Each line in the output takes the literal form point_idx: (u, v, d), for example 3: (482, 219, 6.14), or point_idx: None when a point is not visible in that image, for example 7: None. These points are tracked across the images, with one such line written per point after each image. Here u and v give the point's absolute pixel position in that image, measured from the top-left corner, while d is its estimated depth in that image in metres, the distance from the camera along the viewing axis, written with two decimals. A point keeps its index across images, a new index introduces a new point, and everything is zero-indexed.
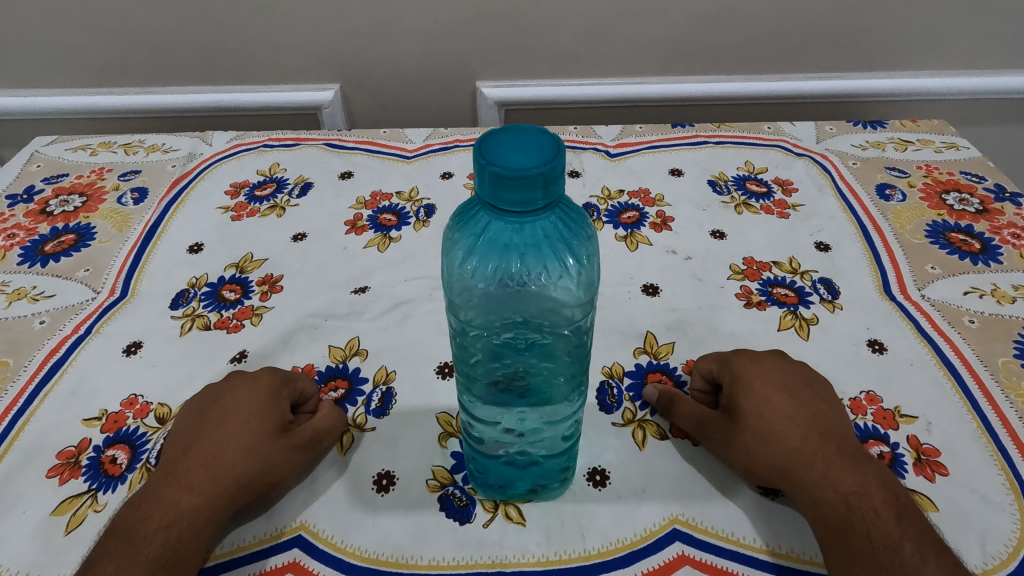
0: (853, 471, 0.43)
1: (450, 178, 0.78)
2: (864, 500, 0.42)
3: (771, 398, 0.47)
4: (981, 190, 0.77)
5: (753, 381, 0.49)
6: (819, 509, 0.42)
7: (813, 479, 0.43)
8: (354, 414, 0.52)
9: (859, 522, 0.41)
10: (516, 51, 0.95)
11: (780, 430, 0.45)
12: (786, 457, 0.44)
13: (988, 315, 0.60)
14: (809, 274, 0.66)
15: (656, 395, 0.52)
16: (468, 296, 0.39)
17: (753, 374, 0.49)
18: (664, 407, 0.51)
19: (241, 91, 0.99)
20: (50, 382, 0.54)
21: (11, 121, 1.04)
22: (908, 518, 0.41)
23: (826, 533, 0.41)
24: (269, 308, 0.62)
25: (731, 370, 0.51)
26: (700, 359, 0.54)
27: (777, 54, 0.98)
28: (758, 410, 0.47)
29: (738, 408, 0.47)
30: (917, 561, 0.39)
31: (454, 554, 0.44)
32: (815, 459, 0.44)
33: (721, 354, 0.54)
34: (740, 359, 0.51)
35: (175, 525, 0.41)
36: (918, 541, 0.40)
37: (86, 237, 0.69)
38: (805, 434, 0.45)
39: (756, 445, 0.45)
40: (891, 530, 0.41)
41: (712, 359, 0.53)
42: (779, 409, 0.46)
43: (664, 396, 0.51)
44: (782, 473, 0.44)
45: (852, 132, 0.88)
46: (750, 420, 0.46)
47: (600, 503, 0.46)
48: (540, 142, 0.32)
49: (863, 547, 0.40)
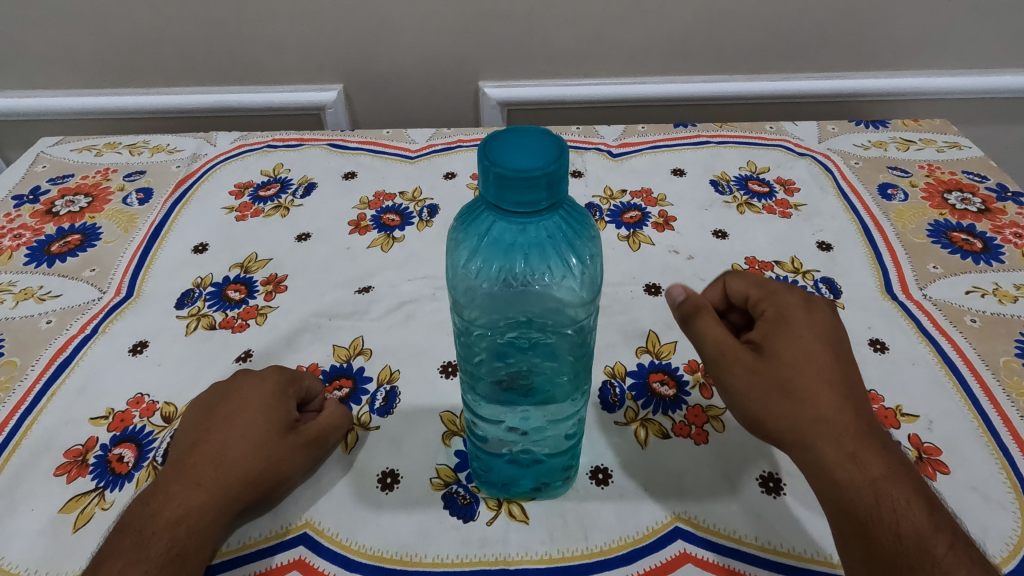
0: (884, 454, 0.40)
1: (453, 178, 0.79)
2: (894, 488, 0.39)
3: (810, 355, 0.43)
4: (983, 189, 0.77)
5: (794, 332, 0.44)
6: (843, 493, 0.40)
7: (841, 459, 0.40)
8: (358, 413, 0.53)
9: (886, 513, 0.38)
10: (518, 52, 0.96)
11: (815, 394, 0.42)
12: (816, 428, 0.41)
13: (990, 315, 0.60)
14: (811, 274, 0.66)
15: (681, 300, 0.48)
16: (472, 295, 0.39)
17: (797, 323, 0.45)
18: (686, 314, 0.48)
19: (245, 91, 0.99)
20: (58, 381, 0.54)
21: (17, 121, 1.04)
22: (940, 513, 0.38)
23: (847, 521, 0.39)
24: (273, 308, 0.62)
25: (775, 307, 0.46)
26: (736, 278, 0.50)
27: (779, 54, 0.98)
28: (795, 363, 0.43)
29: (773, 355, 0.43)
30: (948, 561, 0.36)
31: (457, 551, 0.44)
32: (846, 435, 0.41)
33: (762, 280, 0.49)
34: (784, 297, 0.47)
35: (183, 523, 0.41)
36: (950, 540, 0.37)
37: (92, 237, 0.70)
38: (841, 405, 0.42)
39: (782, 407, 0.42)
40: (921, 524, 0.38)
41: (751, 283, 0.49)
42: (815, 367, 0.43)
43: (689, 303, 0.48)
44: (808, 443, 0.41)
45: (854, 132, 0.88)
46: (784, 373, 0.43)
47: (603, 501, 0.47)
48: (543, 142, 0.32)
49: (887, 540, 0.37)
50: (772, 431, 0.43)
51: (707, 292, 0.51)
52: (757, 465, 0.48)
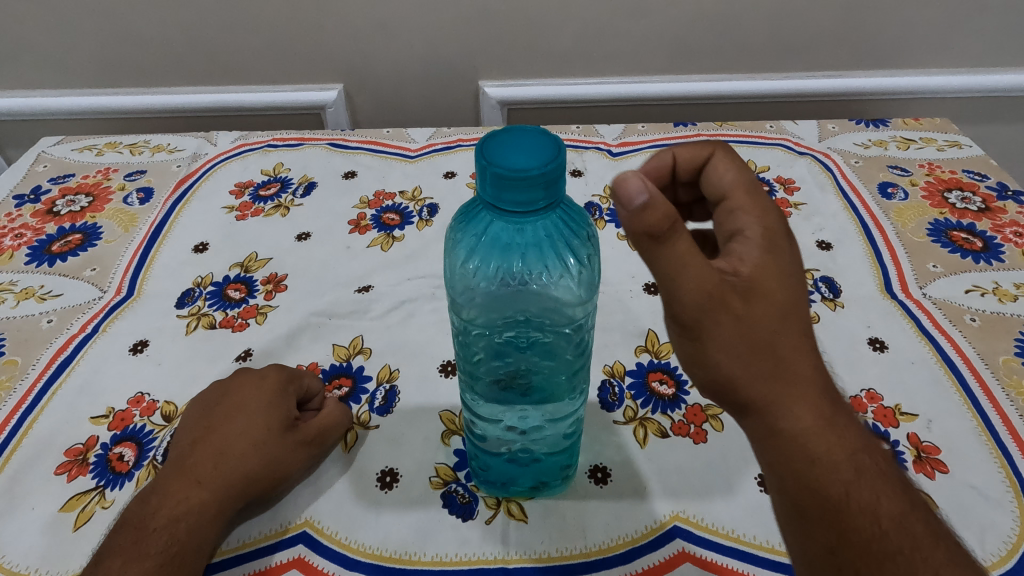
0: (855, 423, 0.36)
1: (452, 177, 0.79)
2: (869, 463, 0.35)
3: (795, 301, 0.36)
4: (983, 188, 0.77)
5: (782, 268, 0.36)
6: (818, 471, 0.34)
7: (822, 431, 0.34)
8: (358, 412, 0.53)
9: (865, 491, 0.34)
10: (518, 51, 0.96)
11: (798, 352, 0.35)
12: (797, 392, 0.35)
13: (990, 314, 0.60)
14: (811, 273, 0.66)
15: (647, 204, 0.31)
16: (471, 296, 0.39)
17: (784, 257, 0.37)
18: (652, 225, 0.31)
19: (245, 91, 1.00)
20: (58, 380, 0.55)
21: (18, 121, 1.05)
22: (910, 490, 0.35)
23: (821, 505, 0.34)
24: (273, 307, 0.62)
25: (762, 228, 0.37)
26: (726, 163, 0.41)
27: (779, 53, 0.98)
28: (781, 311, 0.35)
29: (762, 297, 0.35)
30: (928, 548, 0.33)
31: (456, 550, 0.44)
32: (826, 401, 0.35)
33: (751, 182, 0.40)
34: (771, 218, 0.38)
35: (183, 521, 0.41)
36: (925, 519, 0.34)
37: (93, 237, 0.70)
38: (819, 365, 0.36)
39: (766, 366, 0.34)
40: (898, 505, 0.34)
41: (738, 180, 0.40)
42: (798, 319, 0.35)
43: (658, 210, 0.31)
44: (787, 409, 0.34)
45: (854, 131, 0.88)
46: (770, 322, 0.34)
47: (601, 500, 0.47)
48: (539, 142, 0.32)
49: (865, 524, 0.33)
50: (746, 395, 0.35)
51: (679, 154, 0.43)
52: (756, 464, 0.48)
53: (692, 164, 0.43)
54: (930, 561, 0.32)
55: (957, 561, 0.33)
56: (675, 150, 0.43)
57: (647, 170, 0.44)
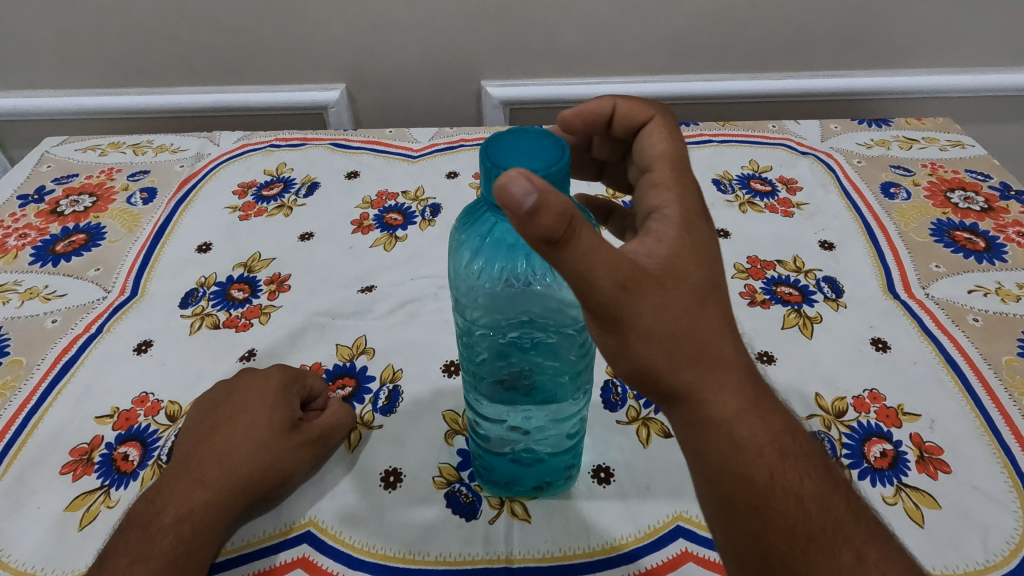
0: (776, 405, 0.36)
1: (455, 177, 0.79)
2: (791, 444, 0.35)
3: (713, 284, 0.35)
4: (986, 188, 0.77)
5: (701, 250, 0.35)
6: (743, 457, 0.34)
7: (746, 416, 0.34)
8: (361, 411, 0.53)
9: (789, 474, 0.34)
10: (520, 51, 0.96)
11: (720, 337, 0.34)
12: (718, 379, 0.34)
13: (992, 314, 0.60)
14: (813, 273, 0.66)
15: (536, 206, 0.28)
16: (475, 296, 0.39)
17: (704, 239, 0.36)
18: (546, 229, 0.28)
19: (248, 91, 1.00)
20: (63, 380, 0.55)
21: (22, 121, 1.05)
22: (829, 468, 0.36)
23: (745, 492, 0.34)
24: (277, 307, 0.62)
25: (682, 210, 0.37)
26: (660, 133, 0.42)
27: (781, 52, 0.98)
28: (701, 296, 0.34)
29: (682, 282, 0.34)
30: (848, 525, 0.34)
31: (460, 550, 0.44)
32: (748, 385, 0.35)
33: (678, 157, 0.41)
34: (690, 198, 0.38)
35: (187, 520, 0.41)
36: (844, 496, 0.35)
37: (96, 237, 0.70)
38: (739, 349, 0.36)
39: (689, 354, 0.33)
40: (817, 485, 0.35)
41: (666, 152, 0.41)
42: (718, 305, 0.35)
43: (551, 209, 0.28)
44: (709, 395, 0.34)
45: (857, 130, 0.88)
46: (690, 309, 0.33)
47: (604, 499, 0.47)
48: (543, 143, 0.32)
49: (786, 507, 0.34)
50: (671, 385, 0.34)
51: (620, 106, 0.44)
52: None
53: (629, 121, 0.44)
54: (850, 537, 0.34)
55: (874, 535, 0.34)
56: (618, 101, 0.44)
57: (584, 110, 0.45)
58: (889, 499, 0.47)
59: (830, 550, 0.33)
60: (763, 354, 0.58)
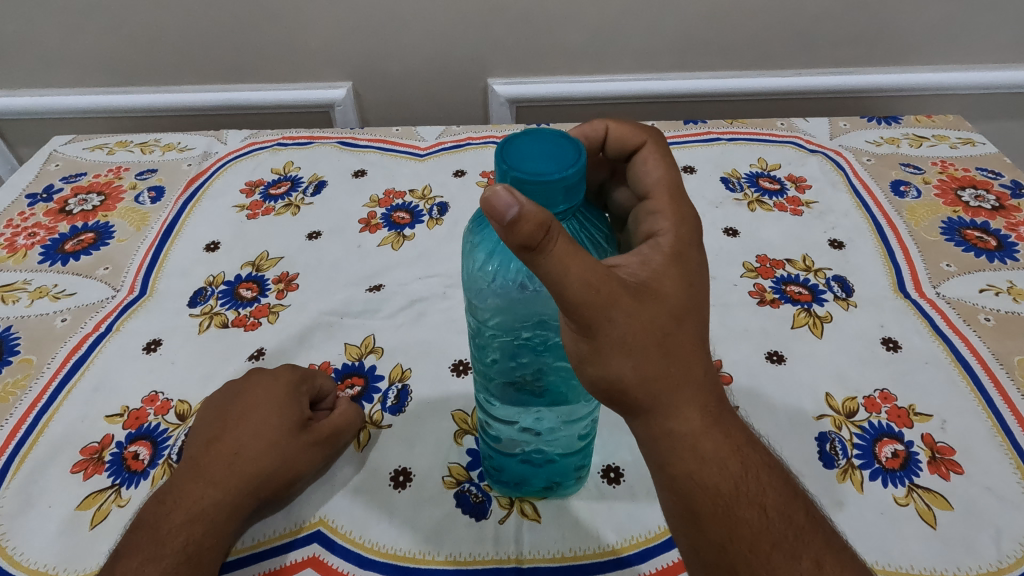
0: (739, 421, 0.37)
1: (462, 175, 0.79)
2: (754, 456, 0.36)
3: (689, 304, 0.34)
4: (997, 186, 0.76)
5: (680, 273, 0.35)
6: (706, 470, 0.34)
7: (710, 431, 0.34)
8: (370, 411, 0.53)
9: (752, 484, 0.35)
10: (527, 48, 0.95)
11: (688, 353, 0.34)
12: (688, 394, 0.34)
13: (1004, 313, 0.60)
14: (823, 272, 0.65)
15: (516, 218, 0.28)
16: (485, 296, 0.38)
17: (689, 264, 0.36)
18: (524, 239, 0.28)
19: (254, 89, 1.00)
20: (73, 379, 0.55)
21: (30, 120, 1.05)
22: (791, 480, 0.37)
23: (709, 503, 0.34)
24: (285, 306, 0.62)
25: (676, 236, 0.37)
26: (655, 161, 0.42)
27: (790, 50, 0.97)
28: (673, 313, 0.33)
29: (659, 301, 0.33)
30: (811, 532, 0.35)
31: (471, 549, 0.44)
32: (713, 402, 0.35)
33: (674, 184, 0.41)
34: (687, 226, 0.38)
35: (199, 520, 0.41)
36: (805, 505, 0.36)
37: (105, 235, 0.70)
38: (709, 367, 0.36)
39: (660, 370, 0.33)
40: (780, 494, 0.35)
41: (663, 180, 0.41)
42: (690, 323, 0.34)
43: (532, 219, 0.28)
44: (677, 409, 0.34)
45: (866, 128, 0.87)
46: (665, 326, 0.33)
47: (615, 499, 0.47)
48: (558, 146, 0.32)
49: (749, 516, 0.34)
50: (640, 398, 0.33)
51: (612, 130, 0.43)
52: None
53: (620, 145, 0.43)
54: (812, 543, 0.34)
55: (834, 544, 0.34)
56: (609, 124, 0.44)
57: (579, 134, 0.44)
58: (901, 500, 0.46)
59: (793, 557, 0.33)
60: (773, 353, 0.57)
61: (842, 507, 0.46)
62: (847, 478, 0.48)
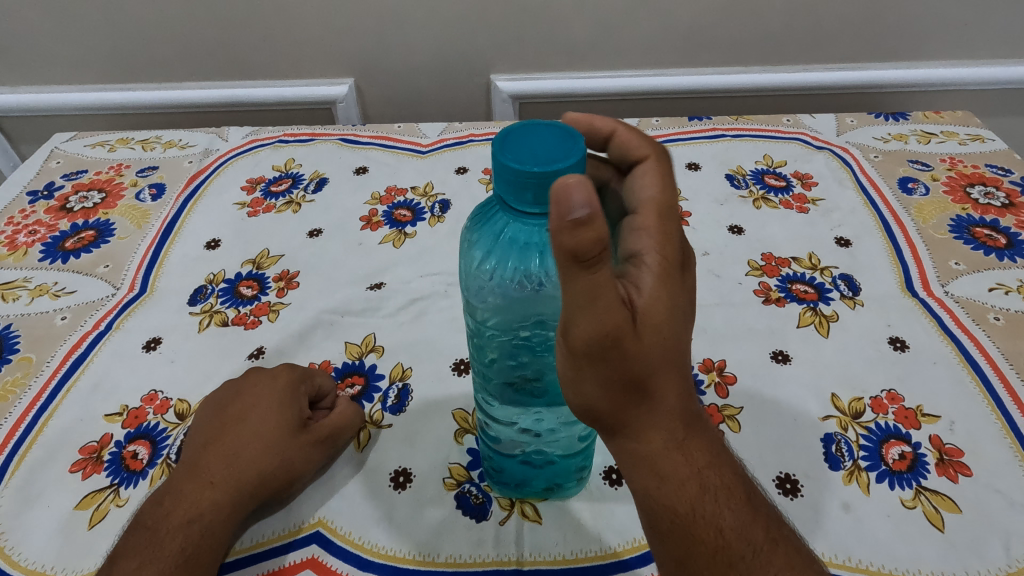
0: (708, 440, 0.35)
1: (464, 172, 0.78)
2: (718, 478, 0.35)
3: (674, 332, 0.32)
4: (1007, 183, 0.75)
5: (669, 297, 0.32)
6: (666, 489, 0.34)
7: (670, 452, 0.34)
8: (370, 411, 0.53)
9: (710, 506, 0.34)
10: (530, 44, 0.94)
11: (664, 381, 0.33)
12: (656, 418, 0.33)
13: (1014, 313, 0.59)
14: (829, 270, 0.64)
15: (585, 219, 0.26)
16: (485, 294, 0.38)
17: (678, 288, 0.33)
18: (580, 246, 0.27)
19: (256, 86, 0.99)
20: (71, 378, 0.55)
21: (33, 117, 1.05)
22: (755, 498, 0.36)
23: (666, 521, 0.34)
24: (285, 304, 0.62)
25: (659, 254, 0.33)
26: (652, 176, 0.37)
27: (795, 46, 0.96)
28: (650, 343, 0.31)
29: (644, 333, 0.31)
30: (770, 553, 0.34)
31: (471, 552, 0.44)
32: (681, 424, 0.34)
33: (666, 204, 0.35)
34: (672, 246, 0.33)
35: (197, 522, 0.41)
36: (767, 526, 0.35)
37: (105, 233, 0.70)
38: (685, 391, 0.34)
39: (628, 398, 0.32)
40: (741, 517, 0.34)
41: (655, 201, 0.35)
42: (668, 351, 0.32)
43: (596, 229, 0.27)
44: (642, 430, 0.33)
45: (873, 124, 0.86)
46: (645, 361, 0.31)
47: (618, 501, 0.46)
48: (560, 139, 0.31)
49: (706, 541, 0.33)
50: (609, 420, 0.34)
51: (618, 134, 0.39)
52: (773, 466, 0.48)
53: (623, 152, 0.39)
54: (769, 567, 0.33)
55: (794, 565, 0.34)
56: (618, 127, 0.40)
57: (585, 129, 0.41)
58: (908, 503, 0.46)
59: None
60: (778, 353, 0.56)
61: (847, 510, 0.45)
62: (853, 480, 0.47)
